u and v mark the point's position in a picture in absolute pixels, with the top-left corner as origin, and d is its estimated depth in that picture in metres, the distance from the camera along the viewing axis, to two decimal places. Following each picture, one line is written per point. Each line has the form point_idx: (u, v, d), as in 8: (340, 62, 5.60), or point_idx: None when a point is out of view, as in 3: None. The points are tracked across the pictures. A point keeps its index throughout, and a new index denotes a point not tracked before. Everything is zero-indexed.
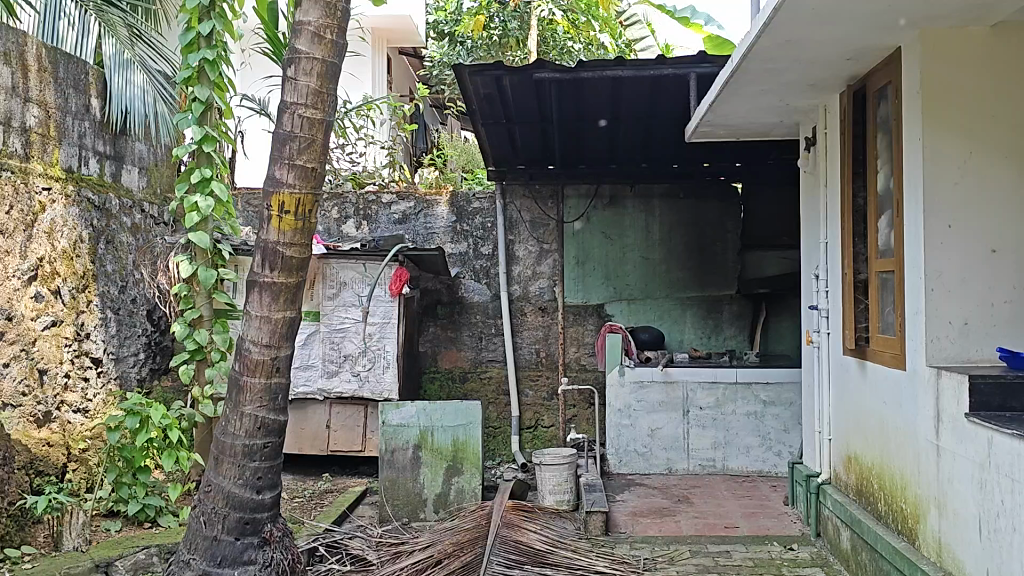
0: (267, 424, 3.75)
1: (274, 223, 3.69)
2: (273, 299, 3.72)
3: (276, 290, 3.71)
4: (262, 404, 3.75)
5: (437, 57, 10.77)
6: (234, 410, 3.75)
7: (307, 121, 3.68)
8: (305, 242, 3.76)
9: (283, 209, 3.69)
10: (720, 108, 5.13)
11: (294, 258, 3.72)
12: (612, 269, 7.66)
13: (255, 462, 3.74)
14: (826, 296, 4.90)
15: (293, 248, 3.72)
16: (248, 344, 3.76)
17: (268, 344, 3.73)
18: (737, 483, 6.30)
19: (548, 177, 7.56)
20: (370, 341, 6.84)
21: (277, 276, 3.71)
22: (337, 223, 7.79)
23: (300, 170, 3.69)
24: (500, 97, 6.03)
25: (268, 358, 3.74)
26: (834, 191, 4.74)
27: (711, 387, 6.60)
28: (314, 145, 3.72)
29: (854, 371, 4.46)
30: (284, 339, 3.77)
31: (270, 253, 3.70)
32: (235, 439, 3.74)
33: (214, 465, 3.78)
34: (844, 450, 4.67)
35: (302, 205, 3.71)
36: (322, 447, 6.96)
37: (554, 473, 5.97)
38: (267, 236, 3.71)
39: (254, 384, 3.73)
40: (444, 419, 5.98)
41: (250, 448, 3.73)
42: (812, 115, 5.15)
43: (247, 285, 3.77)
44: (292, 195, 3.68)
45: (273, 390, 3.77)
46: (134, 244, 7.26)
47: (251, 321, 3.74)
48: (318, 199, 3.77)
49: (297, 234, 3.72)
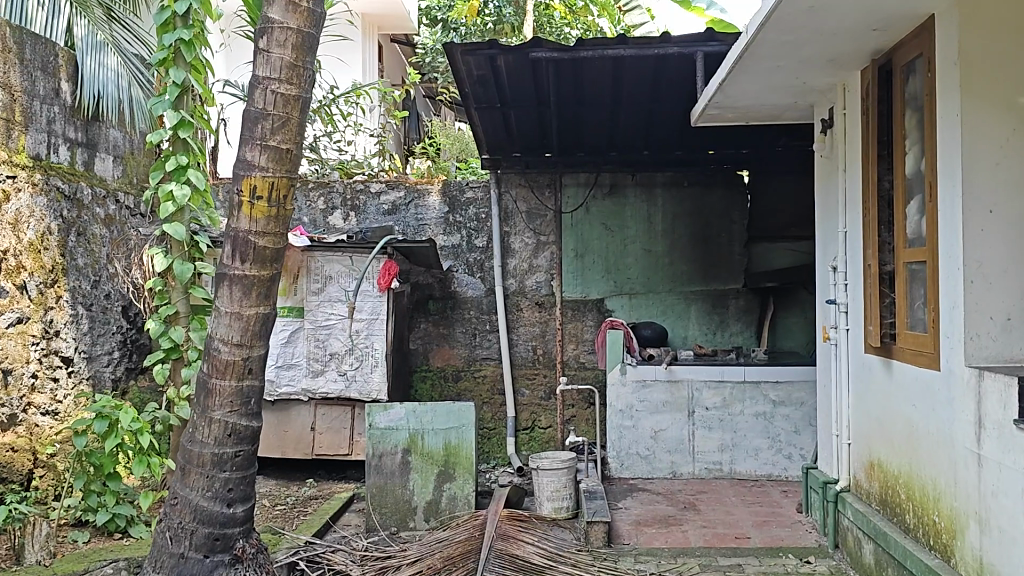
0: (239, 430, 3.38)
1: (245, 209, 3.31)
2: (245, 295, 3.34)
3: (248, 284, 3.33)
4: (232, 409, 3.38)
5: (430, 44, 10.42)
6: (202, 415, 3.38)
7: (281, 97, 3.29)
8: (280, 230, 3.38)
9: (255, 195, 3.30)
10: (731, 88, 4.76)
11: (267, 248, 3.34)
12: (612, 262, 7.30)
13: (226, 472, 3.37)
14: (845, 289, 4.53)
15: (266, 237, 3.34)
16: (216, 343, 3.39)
17: (239, 343, 3.36)
18: (746, 488, 5.94)
19: (545, 166, 7.20)
20: (357, 339, 6.47)
21: (249, 267, 3.33)
22: (323, 214, 7.42)
23: (273, 151, 3.30)
24: (494, 79, 5.67)
25: (239, 359, 3.37)
26: (854, 177, 4.38)
27: (718, 385, 6.25)
28: (290, 124, 3.33)
29: (879, 371, 4.09)
30: (257, 337, 3.40)
31: (241, 243, 3.32)
32: (203, 448, 3.37)
33: (181, 475, 3.41)
34: (866, 455, 4.30)
35: (276, 189, 3.32)
36: (307, 450, 6.59)
37: (551, 479, 5.63)
38: (238, 224, 3.32)
39: (224, 387, 3.36)
40: (434, 422, 5.62)
41: (219, 457, 3.36)
42: (829, 96, 4.79)
43: (215, 277, 3.39)
44: (265, 179, 3.30)
45: (245, 393, 3.41)
46: (107, 236, 6.88)
47: (220, 318, 3.37)
48: (294, 184, 3.40)
49: (270, 221, 3.34)
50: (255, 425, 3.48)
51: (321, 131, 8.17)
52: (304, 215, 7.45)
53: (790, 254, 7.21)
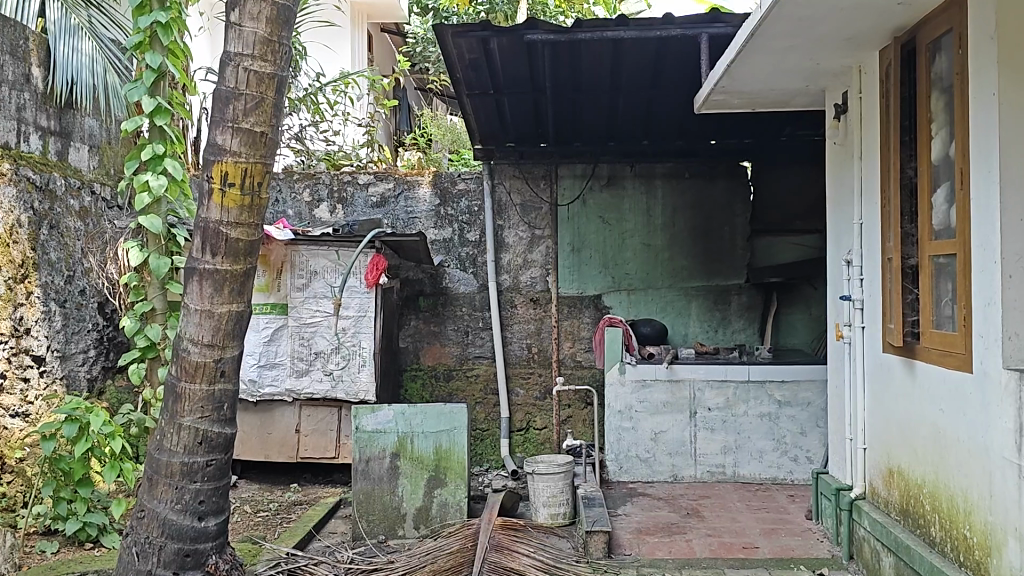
0: (210, 438, 3.07)
1: (215, 198, 2.99)
2: (216, 290, 3.02)
3: (220, 280, 3.02)
4: (203, 415, 3.07)
5: (421, 33, 10.12)
6: (170, 422, 3.06)
7: (255, 75, 2.97)
8: (255, 221, 3.06)
9: (226, 182, 2.98)
10: (739, 71, 4.48)
11: (241, 241, 3.03)
12: (610, 257, 7.01)
13: (196, 484, 3.06)
14: (861, 285, 4.25)
15: (239, 229, 3.02)
16: (186, 344, 3.07)
17: (210, 343, 3.04)
18: (751, 492, 5.66)
19: (541, 156, 6.92)
20: (344, 337, 6.18)
21: (221, 261, 3.01)
22: (309, 207, 7.13)
23: (246, 134, 2.98)
24: (487, 63, 5.38)
25: (210, 360, 3.05)
26: (872, 164, 4.11)
27: (721, 385, 5.97)
28: (265, 104, 3.01)
29: (900, 371, 3.83)
30: (229, 336, 3.08)
31: (211, 235, 3.00)
32: (172, 457, 3.05)
33: (148, 486, 3.09)
34: (884, 462, 4.03)
35: (249, 175, 3.01)
36: (291, 454, 6.29)
37: (548, 484, 5.37)
38: (208, 215, 3.01)
39: (193, 391, 3.05)
40: (424, 424, 5.34)
41: (189, 467, 3.05)
42: (843, 80, 4.52)
43: (184, 272, 3.08)
44: (237, 165, 2.98)
45: (217, 398, 3.09)
46: (82, 230, 6.57)
47: (189, 317, 3.05)
48: (269, 170, 3.08)
49: (243, 210, 3.02)
50: (230, 432, 3.17)
51: (306, 121, 7.87)
52: (289, 208, 7.15)
53: (796, 249, 6.96)
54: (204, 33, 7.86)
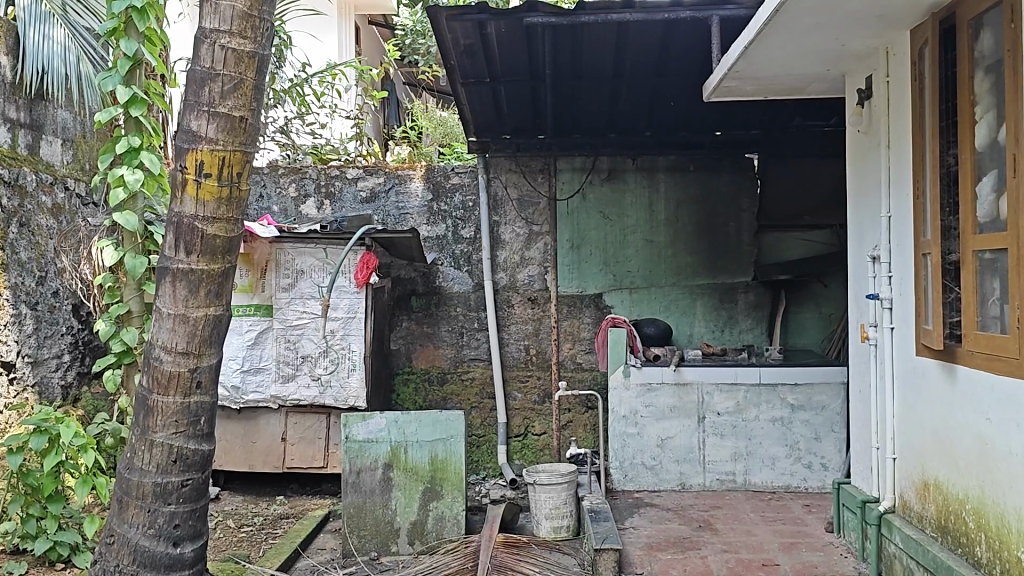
0: (185, 456, 2.61)
1: (188, 190, 2.58)
2: (191, 293, 2.60)
3: (195, 281, 2.60)
4: (177, 430, 2.61)
5: (411, 25, 9.76)
6: (140, 438, 2.61)
7: (233, 54, 2.58)
8: (235, 215, 2.65)
9: (201, 171, 2.58)
10: (755, 54, 4.16)
11: (219, 238, 2.61)
12: (611, 254, 6.71)
13: (170, 506, 2.60)
14: (889, 282, 3.96)
15: (216, 224, 2.59)
16: (157, 351, 2.64)
17: (185, 351, 2.60)
18: (765, 502, 5.37)
19: (538, 149, 6.60)
20: (332, 340, 5.84)
21: (196, 260, 2.60)
22: (295, 203, 6.83)
23: (223, 120, 2.58)
24: (483, 49, 5.05)
25: (185, 371, 2.61)
26: (903, 153, 3.80)
27: (731, 389, 5.68)
28: (244, 86, 2.61)
29: (938, 376, 3.53)
30: (206, 343, 2.65)
31: (185, 232, 2.58)
32: (144, 477, 2.60)
33: (117, 508, 2.64)
34: (918, 473, 3.74)
35: (226, 164, 2.59)
36: (277, 463, 5.96)
37: (550, 495, 5.08)
38: (181, 209, 2.59)
39: (166, 404, 2.60)
40: (419, 433, 5.03)
41: (162, 487, 2.59)
42: (866, 63, 4.21)
43: (156, 272, 2.65)
44: (214, 153, 2.57)
45: (192, 411, 2.64)
46: (54, 228, 6.21)
47: (162, 321, 2.62)
48: (250, 158, 2.67)
49: (222, 203, 2.61)
50: (206, 449, 2.72)
51: (291, 113, 7.55)
52: (273, 203, 6.84)
53: (804, 246, 6.62)
54: (182, 18, 7.49)
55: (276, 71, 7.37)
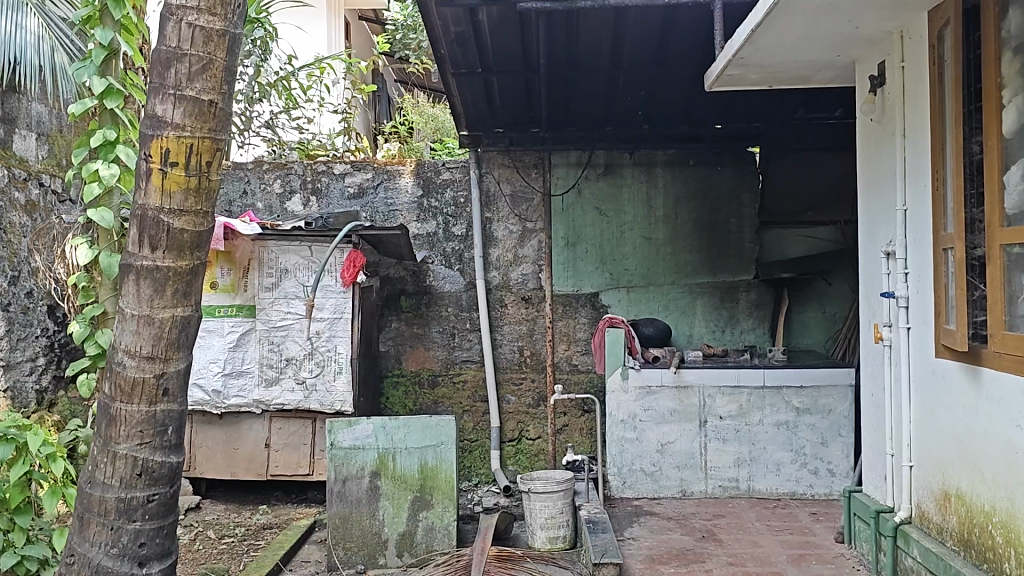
0: (152, 469, 2.24)
1: (152, 181, 2.18)
2: (157, 292, 2.21)
3: (160, 279, 2.20)
4: (143, 441, 2.24)
5: (402, 19, 9.48)
6: (102, 450, 2.25)
7: (202, 33, 2.21)
8: (205, 208, 2.25)
9: (166, 161, 2.18)
10: (762, 40, 3.93)
11: (186, 233, 2.20)
12: (608, 252, 6.48)
13: (135, 524, 2.23)
14: (905, 280, 3.75)
15: (182, 218, 2.20)
16: (120, 355, 2.26)
17: (150, 355, 2.22)
18: (769, 510, 5.15)
19: (532, 143, 6.36)
20: (318, 341, 5.60)
21: (162, 256, 2.19)
22: (280, 199, 6.58)
23: (190, 104, 2.19)
24: (474, 37, 4.82)
25: (150, 377, 2.23)
26: (920, 143, 3.59)
27: (733, 391, 5.46)
28: (214, 69, 2.23)
29: (960, 380, 3.32)
30: (175, 345, 2.26)
31: (149, 226, 2.19)
32: (106, 492, 2.23)
33: (76, 527, 2.29)
34: (938, 483, 3.52)
35: (194, 153, 2.20)
36: (260, 471, 5.69)
37: (545, 504, 4.86)
38: (143, 203, 2.20)
39: (131, 413, 2.23)
40: (408, 439, 4.79)
41: (126, 503, 2.23)
42: (879, 48, 3.99)
43: (118, 269, 2.26)
44: (180, 140, 2.18)
45: (160, 420, 2.27)
46: (28, 225, 5.95)
47: (124, 325, 2.23)
48: (222, 148, 2.28)
49: (190, 194, 2.21)
50: (175, 462, 2.34)
51: (277, 107, 7.30)
52: (257, 200, 6.59)
53: (806, 243, 6.45)
54: None
55: (261, 64, 7.07)
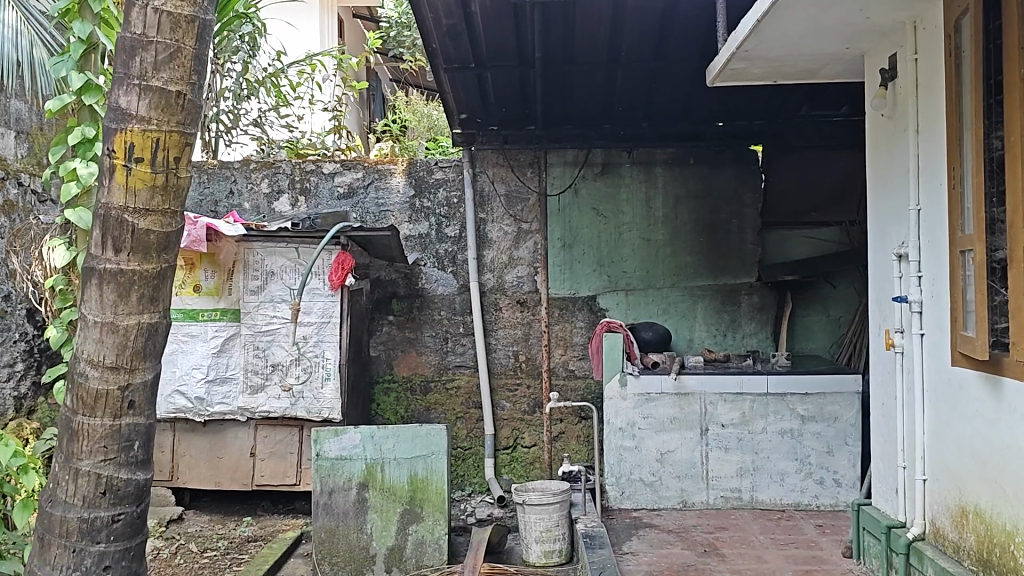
0: (117, 487, 2.06)
1: (117, 178, 2.00)
2: (121, 296, 2.01)
3: (125, 284, 2.01)
4: (107, 458, 2.05)
5: (395, 17, 9.28)
6: (63, 466, 2.05)
7: (169, 19, 2.01)
8: (175, 206, 2.07)
9: (132, 156, 1.99)
10: (767, 32, 3.75)
11: (153, 234, 2.02)
12: (605, 254, 6.28)
13: (100, 546, 2.04)
14: (918, 283, 3.56)
15: (149, 217, 2.01)
16: (82, 365, 2.06)
17: (114, 367, 2.03)
18: (774, 522, 4.96)
19: (527, 141, 6.16)
20: (304, 346, 5.40)
21: (126, 258, 2.00)
22: (267, 199, 6.38)
23: (156, 95, 2.00)
24: (466, 30, 4.62)
25: (114, 389, 2.04)
26: (935, 139, 3.40)
27: (735, 399, 5.28)
28: (182, 59, 2.03)
29: (979, 389, 3.13)
30: (140, 352, 2.06)
31: (112, 226, 1.99)
32: (68, 512, 2.04)
33: (34, 552, 2.09)
34: (954, 499, 3.33)
35: (161, 148, 2.01)
36: (245, 480, 5.50)
37: (541, 517, 4.67)
38: (108, 201, 2.00)
39: (93, 427, 2.03)
40: (397, 449, 4.61)
41: (90, 523, 2.03)
42: (889, 39, 3.81)
43: (79, 273, 2.06)
44: (146, 133, 2.00)
45: (125, 435, 2.07)
46: (5, 226, 5.74)
47: (87, 333, 2.03)
48: (192, 143, 2.09)
49: (156, 192, 2.02)
50: (141, 478, 2.14)
51: (266, 105, 7.10)
52: (244, 200, 6.40)
53: (809, 244, 6.30)
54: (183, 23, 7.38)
55: (249, 59, 6.92)
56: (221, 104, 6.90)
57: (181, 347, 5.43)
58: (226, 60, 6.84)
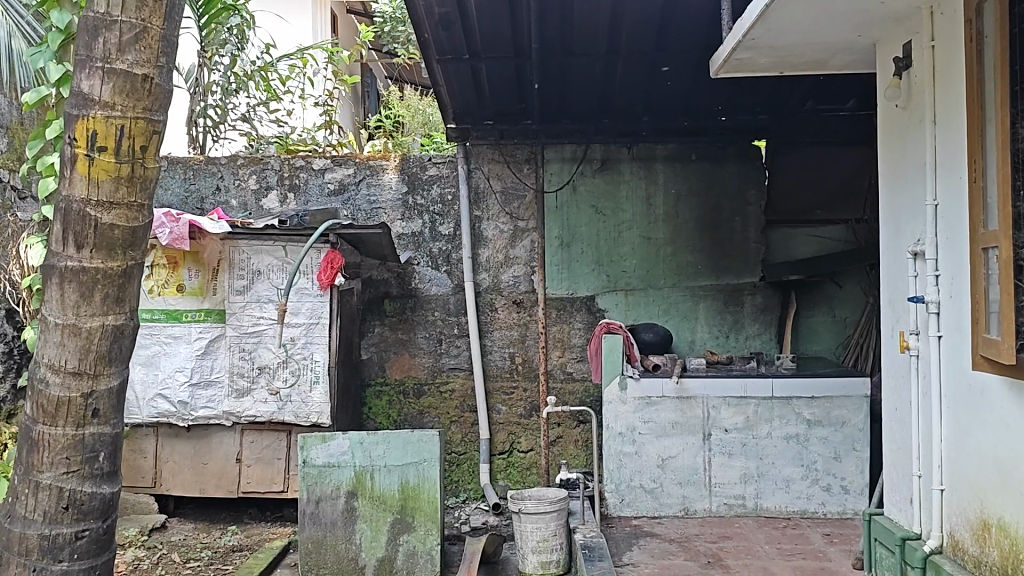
0: (80, 501, 1.86)
1: (78, 169, 1.80)
2: (83, 297, 1.82)
3: (87, 284, 1.82)
4: (70, 470, 1.86)
5: (389, 12, 9.07)
6: (21, 480, 1.86)
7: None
8: (141, 199, 1.87)
9: (93, 145, 1.80)
10: (776, 19, 3.56)
11: (118, 229, 1.83)
12: (604, 252, 6.10)
13: (61, 565, 1.85)
14: (935, 283, 3.38)
15: (113, 211, 1.82)
16: (42, 369, 1.87)
17: (77, 371, 1.84)
18: (779, 531, 4.78)
19: (523, 136, 5.98)
20: (293, 349, 5.21)
21: (89, 255, 1.81)
22: (255, 196, 6.18)
23: (118, 78, 1.81)
24: (460, 20, 4.43)
25: (77, 396, 1.85)
26: (954, 130, 3.22)
27: (739, 403, 5.09)
28: (149, 40, 1.85)
29: (1003, 395, 2.94)
30: (106, 358, 1.87)
31: (74, 220, 1.80)
32: (25, 528, 1.85)
33: None
34: (975, 511, 3.14)
35: (126, 136, 1.82)
36: (231, 488, 5.29)
37: (537, 526, 4.48)
38: (69, 193, 1.81)
39: (51, 436, 1.84)
40: (388, 455, 4.42)
41: (50, 540, 1.84)
42: (903, 27, 3.62)
43: (39, 271, 1.87)
44: (108, 121, 1.81)
45: (89, 444, 1.88)
46: None
47: (46, 335, 1.84)
48: (159, 131, 1.90)
49: (121, 182, 1.83)
50: (108, 491, 1.95)
51: (255, 100, 6.88)
52: (232, 197, 6.20)
53: (814, 242, 6.10)
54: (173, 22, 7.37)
55: (238, 53, 6.73)
56: (209, 98, 6.67)
57: (163, 350, 5.23)
58: (214, 54, 6.61)
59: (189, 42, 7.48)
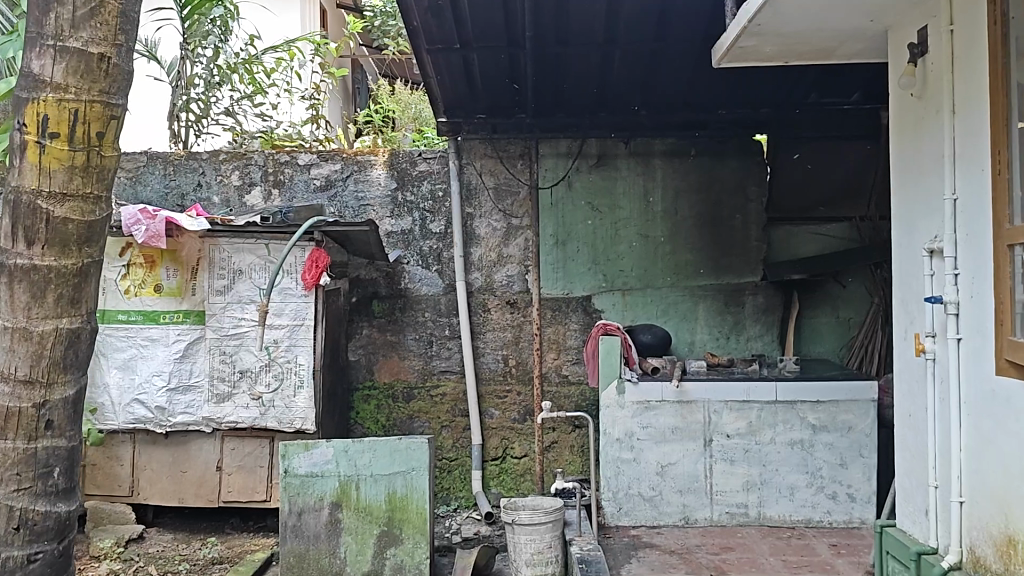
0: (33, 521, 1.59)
1: (28, 160, 1.56)
2: (34, 299, 1.57)
3: (40, 286, 1.57)
4: (21, 489, 1.59)
5: (379, 6, 8.84)
6: None
7: None
8: (101, 192, 1.63)
9: (44, 130, 1.56)
10: (784, 3, 3.35)
11: (73, 226, 1.58)
12: (601, 251, 5.89)
13: None
14: (955, 282, 3.18)
15: (66, 205, 1.58)
16: None
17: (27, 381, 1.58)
18: (784, 542, 4.58)
19: (517, 130, 5.78)
20: (276, 352, 4.99)
21: (40, 252, 1.57)
22: (238, 193, 5.96)
23: (71, 55, 1.57)
24: (452, 7, 4.23)
25: (28, 407, 1.58)
26: (975, 120, 3.01)
27: (742, 407, 4.89)
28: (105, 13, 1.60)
29: None
30: (60, 365, 1.62)
31: (23, 215, 1.56)
32: None
33: None
34: (999, 526, 2.94)
35: (82, 122, 1.58)
36: (211, 497, 5.07)
37: (532, 538, 4.28)
38: (17, 186, 1.57)
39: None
40: (374, 465, 4.30)
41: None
42: (918, 11, 3.42)
43: None
44: (61, 102, 1.56)
45: (43, 459, 1.62)
46: None
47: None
48: (120, 114, 1.65)
49: (75, 173, 1.60)
50: (65, 510, 1.69)
51: (238, 93, 6.65)
52: (214, 194, 5.98)
53: (817, 241, 5.90)
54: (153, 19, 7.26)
55: (220, 45, 6.52)
56: (191, 92, 6.45)
57: (140, 353, 5.01)
58: (197, 46, 6.39)
59: (170, 36, 7.30)
